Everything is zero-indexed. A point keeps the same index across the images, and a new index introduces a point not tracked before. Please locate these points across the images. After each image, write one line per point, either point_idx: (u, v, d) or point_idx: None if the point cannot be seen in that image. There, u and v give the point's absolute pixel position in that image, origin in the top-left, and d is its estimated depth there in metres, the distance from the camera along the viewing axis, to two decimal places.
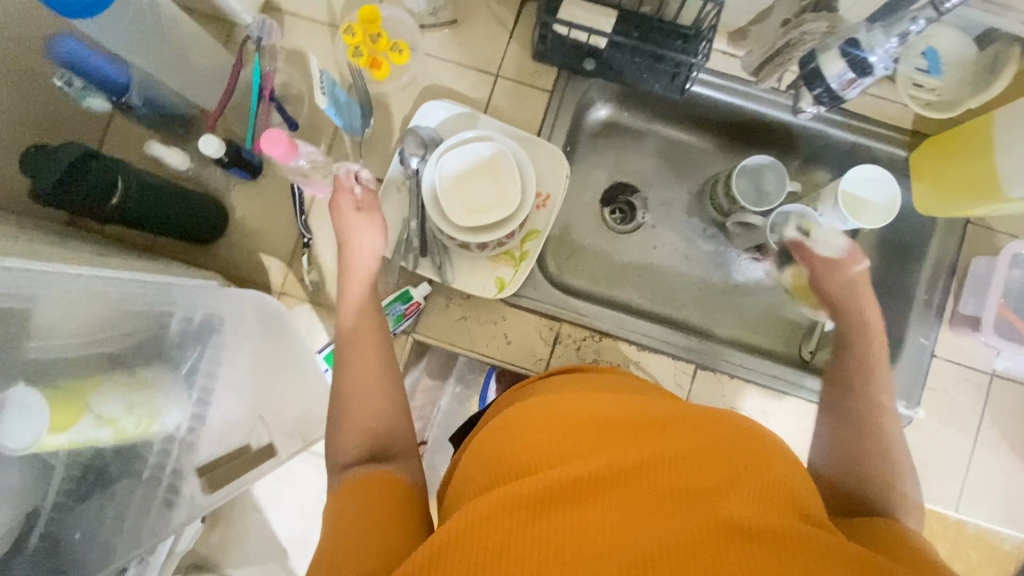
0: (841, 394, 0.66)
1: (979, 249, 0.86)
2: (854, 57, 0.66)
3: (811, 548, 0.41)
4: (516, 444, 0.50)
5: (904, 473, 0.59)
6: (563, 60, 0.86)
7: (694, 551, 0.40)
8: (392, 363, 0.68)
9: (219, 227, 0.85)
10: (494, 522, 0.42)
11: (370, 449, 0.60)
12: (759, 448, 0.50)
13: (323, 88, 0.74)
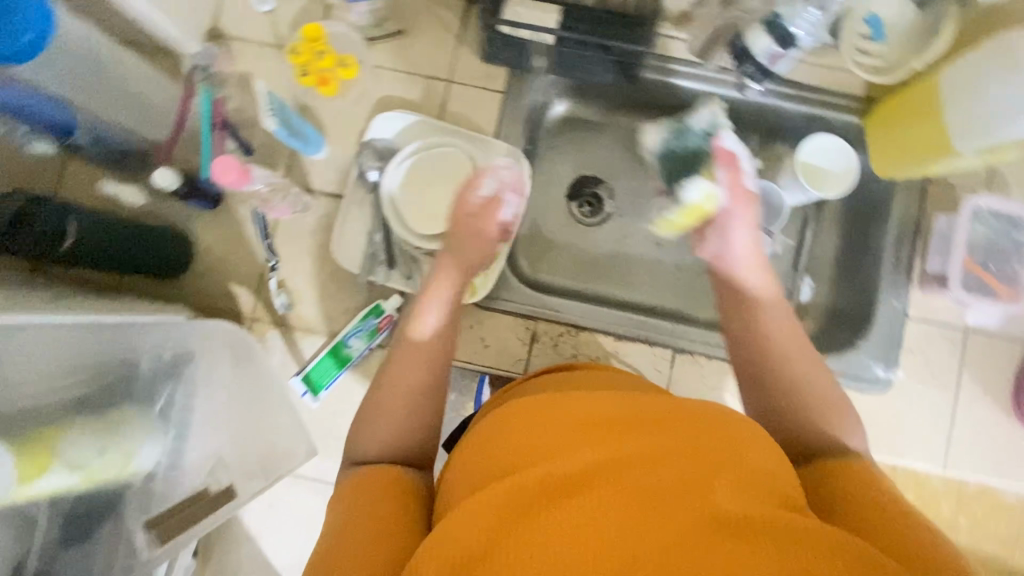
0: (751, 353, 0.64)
1: (940, 207, 0.87)
2: (778, 32, 0.74)
3: (797, 537, 0.41)
4: (503, 438, 0.50)
5: (836, 422, 0.58)
6: (514, 61, 0.86)
7: (672, 550, 0.40)
8: (441, 378, 0.65)
9: (184, 260, 0.84)
10: (482, 520, 0.43)
11: (391, 450, 0.60)
12: (754, 434, 0.50)
13: (270, 110, 0.76)
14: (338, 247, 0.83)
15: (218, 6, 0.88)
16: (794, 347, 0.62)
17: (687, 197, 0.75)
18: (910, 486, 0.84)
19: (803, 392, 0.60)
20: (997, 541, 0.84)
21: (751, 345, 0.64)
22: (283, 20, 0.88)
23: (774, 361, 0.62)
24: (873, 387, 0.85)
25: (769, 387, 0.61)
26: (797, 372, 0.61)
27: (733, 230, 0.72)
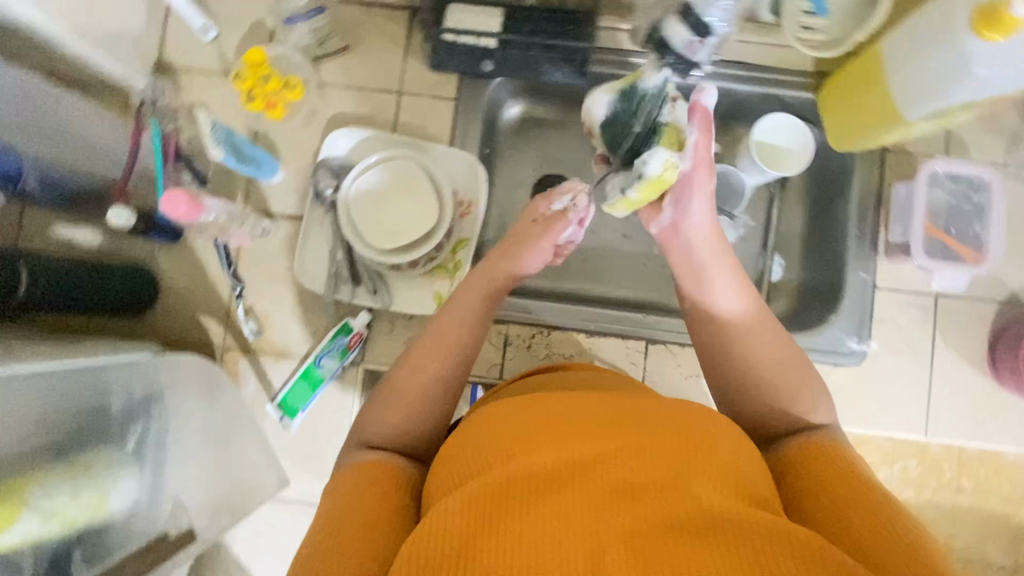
0: (717, 340, 0.68)
1: (899, 175, 0.87)
2: (692, 21, 0.73)
3: (762, 531, 0.43)
4: (484, 441, 0.52)
5: (794, 397, 0.62)
6: (461, 66, 0.85)
7: (647, 544, 0.42)
8: (459, 371, 0.70)
9: (150, 295, 0.84)
10: (461, 518, 0.45)
11: (399, 430, 0.65)
12: (723, 433, 0.53)
13: (216, 139, 0.75)
14: (302, 269, 0.84)
15: (163, 39, 0.88)
16: (754, 330, 0.66)
17: (649, 167, 0.65)
18: (918, 456, 0.85)
19: (764, 374, 0.63)
20: (1003, 500, 0.84)
21: (712, 334, 0.68)
22: (229, 46, 0.88)
23: (735, 348, 0.66)
24: (848, 360, 0.85)
25: (732, 373, 0.65)
26: (757, 355, 0.64)
27: (692, 205, 0.71)
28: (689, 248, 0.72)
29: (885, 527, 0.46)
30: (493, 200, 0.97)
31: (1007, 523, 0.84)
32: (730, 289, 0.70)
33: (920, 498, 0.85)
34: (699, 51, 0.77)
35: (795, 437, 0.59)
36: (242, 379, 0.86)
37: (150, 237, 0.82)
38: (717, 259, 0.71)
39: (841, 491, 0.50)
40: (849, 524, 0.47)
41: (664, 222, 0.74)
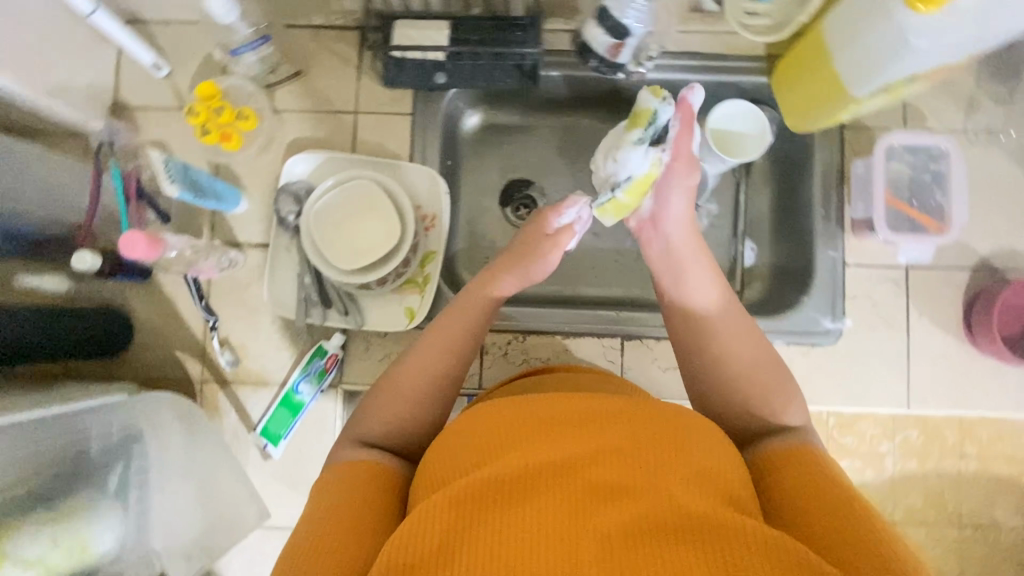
0: (700, 343, 0.69)
1: (860, 151, 0.87)
2: (608, 25, 0.79)
3: (732, 533, 0.45)
4: (472, 438, 0.54)
5: (770, 394, 0.64)
6: (413, 82, 0.85)
7: (617, 544, 0.45)
8: (456, 372, 0.72)
9: (125, 335, 0.85)
10: (448, 515, 0.48)
11: (393, 429, 0.67)
12: (706, 433, 0.55)
13: (171, 175, 0.75)
14: (271, 296, 0.84)
15: (117, 80, 0.89)
16: (727, 325, 0.69)
17: (637, 171, 0.76)
18: (920, 427, 0.85)
19: (736, 372, 0.66)
20: (1007, 464, 0.85)
21: (687, 328, 0.71)
22: (183, 82, 0.89)
23: (716, 349, 0.68)
24: (823, 339, 0.85)
25: (705, 370, 0.68)
26: (730, 350, 0.67)
27: (671, 197, 0.77)
28: (669, 237, 0.77)
29: (852, 528, 0.48)
30: (460, 210, 0.97)
31: (994, 486, 0.85)
32: (706, 284, 0.73)
33: (925, 470, 0.85)
34: (624, 53, 0.83)
35: (766, 440, 0.61)
36: (222, 411, 0.86)
37: (119, 277, 0.82)
38: (694, 254, 0.75)
39: (813, 491, 0.52)
40: (816, 525, 0.49)
41: (643, 213, 0.80)
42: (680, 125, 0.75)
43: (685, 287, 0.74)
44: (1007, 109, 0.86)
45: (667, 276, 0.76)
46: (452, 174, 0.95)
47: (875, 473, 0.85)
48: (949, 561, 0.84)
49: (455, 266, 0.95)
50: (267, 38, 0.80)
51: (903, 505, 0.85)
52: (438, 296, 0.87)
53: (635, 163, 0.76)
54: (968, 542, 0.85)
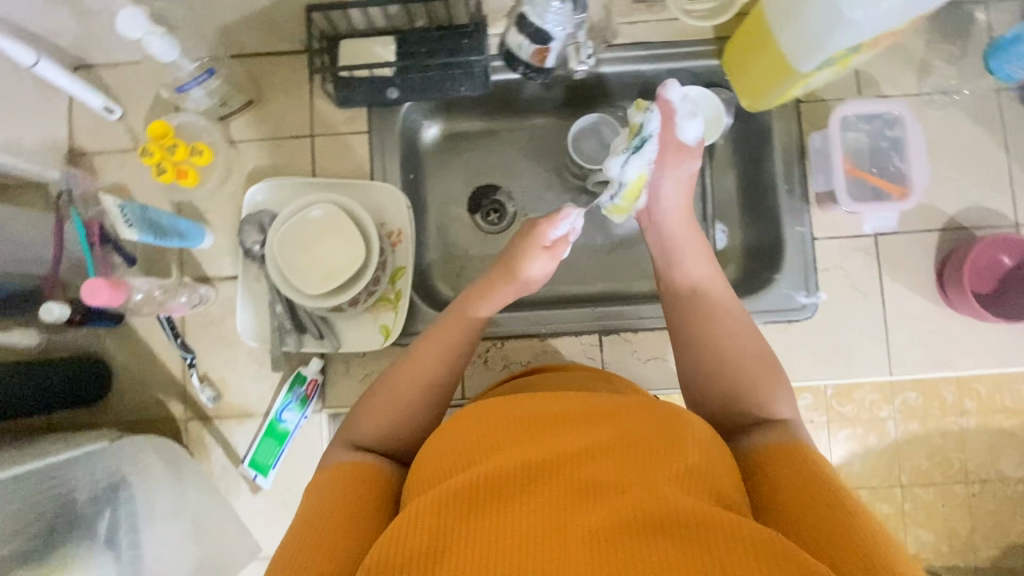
0: (695, 327, 0.70)
1: (817, 123, 0.87)
2: (529, 31, 0.76)
3: (722, 532, 0.44)
4: (463, 438, 0.54)
5: (764, 384, 0.64)
6: (366, 100, 0.85)
7: (604, 542, 0.44)
8: (449, 378, 0.71)
9: (103, 382, 0.85)
10: (436, 515, 0.47)
11: (385, 435, 0.66)
12: (698, 426, 0.54)
13: (127, 220, 0.74)
14: (242, 327, 0.85)
15: (71, 127, 0.88)
16: (723, 313, 0.70)
17: (628, 176, 0.78)
18: (918, 388, 0.88)
19: (730, 358, 0.66)
20: (1006, 416, 0.87)
21: (686, 315, 0.71)
22: (137, 122, 0.88)
23: (712, 332, 0.68)
24: (798, 315, 0.85)
25: (700, 355, 0.68)
26: (726, 336, 0.68)
27: (666, 187, 0.79)
28: (664, 226, 0.79)
29: (842, 531, 0.46)
30: (428, 221, 0.96)
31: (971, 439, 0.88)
32: (701, 268, 0.75)
33: (927, 430, 0.88)
34: (549, 58, 0.81)
35: (757, 430, 0.60)
36: (208, 448, 0.86)
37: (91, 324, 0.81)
38: (692, 237, 0.77)
39: (804, 487, 0.51)
40: (807, 528, 0.48)
41: (642, 206, 0.81)
42: (662, 122, 0.77)
43: (690, 275, 0.75)
44: (959, 67, 0.87)
45: (664, 259, 0.78)
46: (417, 187, 0.95)
47: (878, 439, 0.88)
48: (960, 515, 0.88)
49: (429, 278, 0.94)
50: (212, 71, 0.80)
51: (910, 469, 0.88)
52: (413, 311, 0.87)
53: (630, 172, 0.78)
54: (977, 498, 0.88)
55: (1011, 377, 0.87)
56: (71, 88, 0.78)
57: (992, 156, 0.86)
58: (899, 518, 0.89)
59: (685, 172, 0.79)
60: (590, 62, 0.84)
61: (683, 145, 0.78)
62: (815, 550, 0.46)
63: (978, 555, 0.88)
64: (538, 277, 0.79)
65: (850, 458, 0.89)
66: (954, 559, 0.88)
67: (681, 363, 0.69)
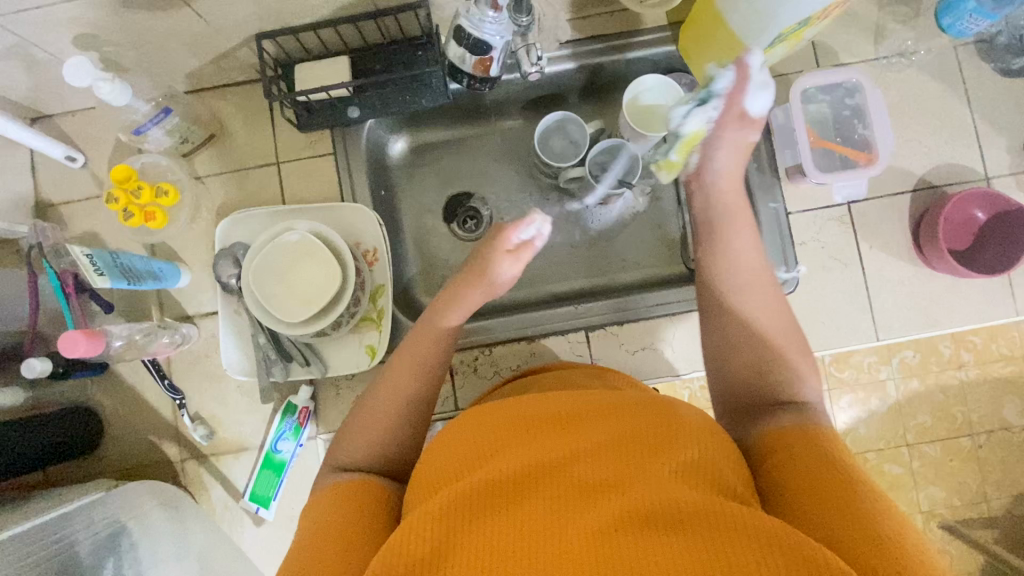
0: (714, 308, 0.65)
1: (779, 98, 0.88)
2: (467, 42, 0.75)
3: (731, 523, 0.42)
4: (460, 446, 0.54)
5: (791, 362, 0.60)
6: (328, 122, 0.85)
7: (608, 538, 0.42)
8: (432, 389, 0.68)
9: (95, 431, 0.84)
10: (435, 519, 0.47)
11: (374, 453, 0.64)
12: (697, 418, 0.53)
13: (97, 269, 0.73)
14: (227, 362, 0.84)
15: (34, 180, 0.87)
16: (752, 290, 0.64)
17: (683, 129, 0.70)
18: (915, 345, 0.86)
19: (757, 339, 0.61)
20: (1004, 364, 0.87)
21: (716, 290, 0.65)
22: (101, 168, 0.88)
23: (734, 312, 0.63)
24: (781, 291, 0.85)
25: (726, 333, 0.63)
26: (754, 317, 0.62)
27: (720, 151, 0.69)
28: (711, 191, 0.69)
29: (852, 522, 0.44)
30: (405, 236, 0.96)
31: (971, 393, 0.87)
32: (746, 253, 0.66)
33: (927, 387, 0.87)
34: (491, 67, 0.78)
35: (777, 413, 0.57)
36: (207, 487, 0.85)
37: (76, 375, 0.81)
38: (741, 215, 0.68)
39: (812, 476, 0.49)
40: (814, 518, 0.46)
41: (691, 169, 0.72)
42: (734, 82, 0.67)
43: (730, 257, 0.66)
44: (913, 27, 0.87)
45: (704, 244, 0.68)
46: (389, 203, 0.94)
47: (880, 401, 0.88)
48: (969, 469, 0.88)
49: (412, 293, 0.94)
50: (168, 109, 0.80)
51: (914, 427, 0.88)
52: (397, 327, 0.87)
53: (687, 126, 0.70)
54: (984, 449, 0.88)
55: (1006, 326, 0.86)
56: (30, 141, 0.77)
57: (956, 113, 0.86)
58: (909, 478, 0.89)
59: (740, 138, 0.68)
60: (544, 63, 0.78)
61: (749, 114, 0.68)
62: (828, 543, 0.43)
63: (990, 505, 0.89)
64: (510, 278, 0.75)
65: (855, 422, 0.88)
66: (967, 512, 0.89)
67: (707, 346, 0.65)
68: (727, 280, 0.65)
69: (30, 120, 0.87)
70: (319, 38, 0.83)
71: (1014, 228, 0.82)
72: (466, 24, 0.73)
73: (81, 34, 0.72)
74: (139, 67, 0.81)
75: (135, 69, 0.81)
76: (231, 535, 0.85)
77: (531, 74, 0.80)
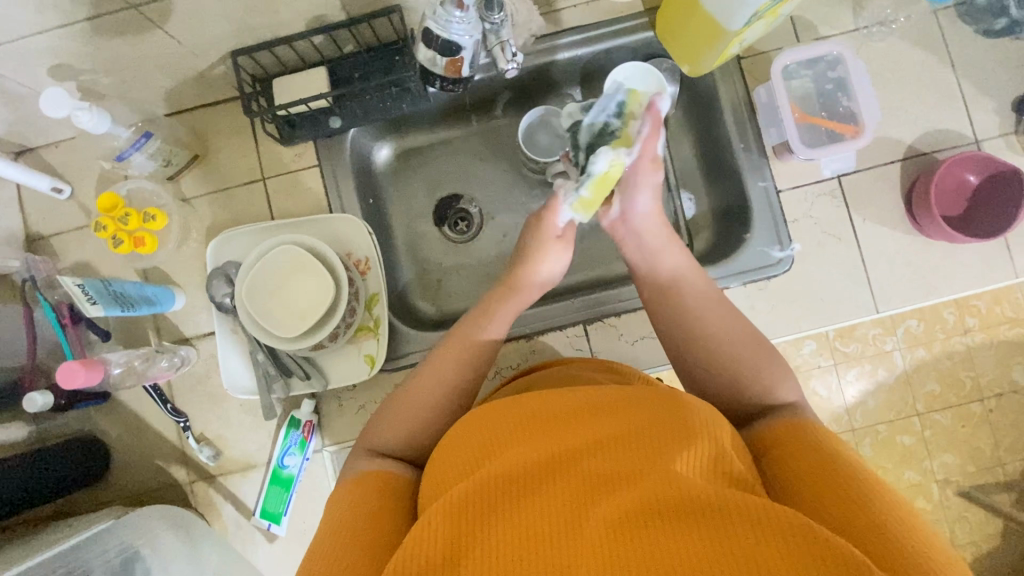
0: (674, 321, 0.67)
1: (761, 77, 0.87)
2: (437, 45, 0.73)
3: (745, 515, 0.41)
4: (467, 445, 0.53)
5: (761, 367, 0.61)
6: (311, 134, 0.85)
7: (621, 536, 0.41)
8: (472, 381, 0.66)
9: (102, 460, 0.85)
10: (447, 520, 0.46)
11: (400, 442, 0.62)
12: (708, 407, 0.51)
13: (91, 298, 0.72)
14: (229, 380, 0.84)
15: (22, 215, 0.87)
16: (707, 303, 0.66)
17: (595, 167, 0.72)
18: (919, 314, 0.85)
19: (724, 354, 0.62)
20: (1010, 326, 0.86)
21: (675, 315, 0.67)
22: (88, 198, 0.88)
23: (695, 325, 0.65)
24: (776, 271, 0.84)
25: (692, 354, 0.64)
26: (715, 328, 0.64)
27: (639, 195, 0.74)
28: (639, 233, 0.74)
29: (863, 515, 0.43)
30: (397, 243, 0.96)
31: (979, 359, 0.87)
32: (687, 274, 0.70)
33: (934, 354, 0.86)
34: (463, 68, 0.78)
35: (762, 419, 0.58)
36: (217, 506, 0.86)
37: (79, 405, 0.81)
38: (670, 240, 0.73)
39: (819, 468, 0.48)
40: (830, 509, 0.44)
41: (613, 214, 0.77)
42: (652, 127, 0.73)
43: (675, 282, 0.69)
44: None
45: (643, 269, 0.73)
46: (378, 210, 0.94)
47: (888, 372, 0.87)
48: (981, 433, 0.88)
49: (409, 299, 0.94)
50: (150, 134, 0.78)
51: (924, 396, 0.87)
52: (395, 334, 0.87)
53: (599, 166, 0.73)
54: (995, 413, 0.87)
55: (1011, 288, 0.85)
56: (16, 176, 0.76)
57: (942, 78, 0.86)
58: (922, 447, 0.88)
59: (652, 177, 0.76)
60: (521, 59, 0.76)
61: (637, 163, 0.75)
62: (838, 531, 0.43)
63: (1004, 469, 0.88)
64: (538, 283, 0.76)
65: (864, 396, 0.87)
66: (982, 478, 0.88)
67: (675, 360, 0.67)
68: (683, 303, 0.67)
69: (15, 154, 0.87)
70: (295, 51, 0.83)
71: (1008, 190, 0.82)
72: (435, 28, 0.71)
73: (56, 64, 0.72)
74: (118, 93, 0.81)
75: (113, 95, 0.81)
76: (245, 552, 0.85)
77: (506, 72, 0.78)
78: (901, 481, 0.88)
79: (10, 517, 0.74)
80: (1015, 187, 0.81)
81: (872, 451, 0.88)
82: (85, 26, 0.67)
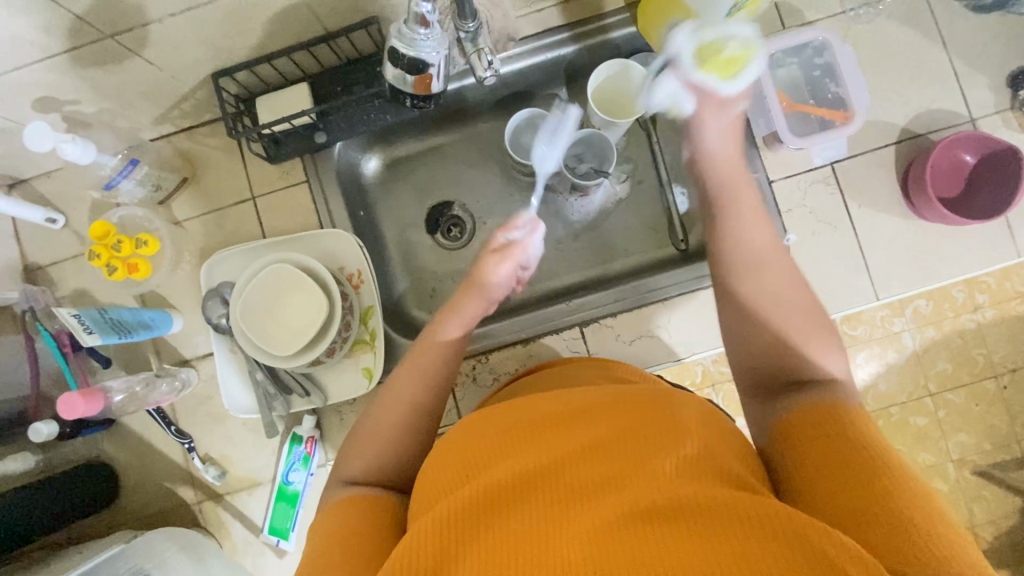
0: (731, 272, 0.59)
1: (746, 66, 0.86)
2: (404, 63, 0.71)
3: (743, 513, 0.40)
4: (462, 452, 0.52)
5: (812, 336, 0.54)
6: (297, 150, 0.85)
7: (618, 538, 0.40)
8: (436, 393, 0.65)
9: (110, 484, 0.86)
10: (440, 527, 0.45)
11: (379, 465, 0.61)
12: (698, 411, 0.51)
13: (87, 326, 0.73)
14: (229, 401, 0.84)
15: (19, 246, 0.88)
16: (770, 257, 0.58)
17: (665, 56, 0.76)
18: (926, 295, 0.84)
19: (778, 319, 0.55)
20: (1021, 301, 0.84)
21: (727, 271, 0.59)
22: (83, 226, 0.88)
23: (753, 280, 0.57)
24: None
25: (741, 313, 0.57)
26: (772, 287, 0.57)
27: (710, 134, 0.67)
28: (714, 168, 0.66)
29: (865, 504, 0.41)
30: (389, 253, 0.95)
31: (989, 338, 0.85)
32: (749, 223, 0.60)
33: (944, 334, 0.85)
34: (433, 83, 0.76)
35: (797, 395, 0.52)
36: (226, 525, 0.87)
37: (84, 431, 0.82)
38: (746, 186, 0.63)
39: (821, 456, 0.46)
40: (830, 500, 0.43)
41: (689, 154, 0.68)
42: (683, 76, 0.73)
43: (736, 235, 0.60)
44: None
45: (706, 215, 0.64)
46: (370, 222, 0.94)
47: (898, 353, 0.85)
48: (996, 410, 0.86)
49: (404, 309, 0.93)
50: (135, 160, 0.80)
51: (935, 375, 0.86)
52: (391, 347, 0.87)
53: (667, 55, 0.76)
54: (1009, 390, 0.86)
55: (1019, 262, 0.84)
56: (13, 210, 0.76)
57: (932, 57, 0.84)
58: (936, 427, 0.87)
59: (727, 120, 0.67)
60: (494, 67, 0.75)
61: (724, 93, 0.68)
62: (839, 524, 0.41)
63: (1021, 446, 0.87)
64: (507, 284, 0.75)
65: (875, 378, 0.86)
66: (999, 456, 0.87)
67: (726, 313, 0.59)
68: (737, 256, 0.59)
69: (8, 187, 0.88)
70: (276, 69, 0.83)
71: (1002, 170, 0.81)
72: (399, 47, 0.69)
73: (40, 97, 0.73)
74: (103, 121, 0.81)
75: (99, 124, 0.81)
76: (256, 568, 0.86)
77: (483, 81, 0.76)
78: (917, 463, 0.87)
79: (22, 545, 0.75)
80: (1013, 166, 0.79)
81: (885, 434, 0.87)
82: (64, 58, 0.67)
